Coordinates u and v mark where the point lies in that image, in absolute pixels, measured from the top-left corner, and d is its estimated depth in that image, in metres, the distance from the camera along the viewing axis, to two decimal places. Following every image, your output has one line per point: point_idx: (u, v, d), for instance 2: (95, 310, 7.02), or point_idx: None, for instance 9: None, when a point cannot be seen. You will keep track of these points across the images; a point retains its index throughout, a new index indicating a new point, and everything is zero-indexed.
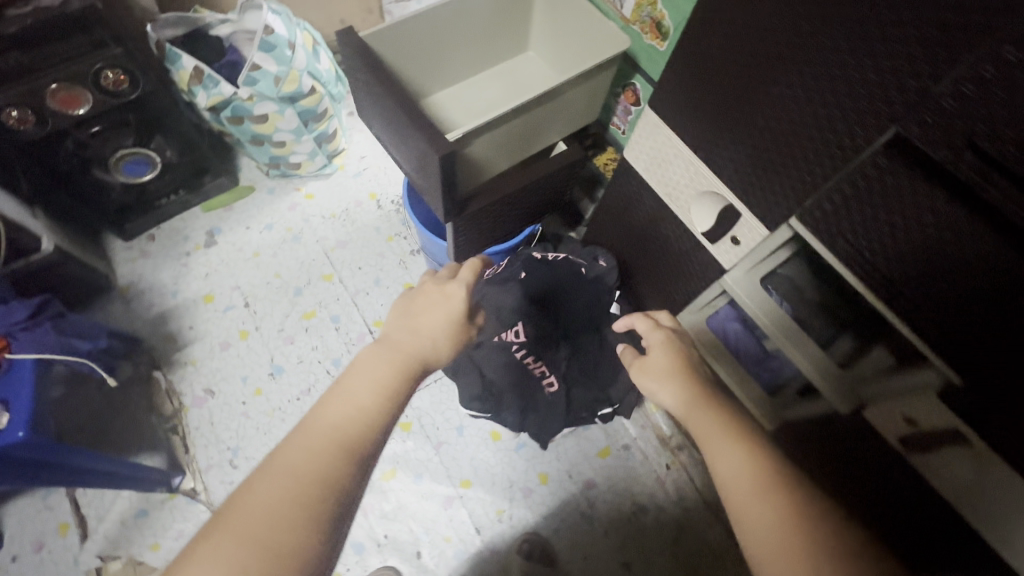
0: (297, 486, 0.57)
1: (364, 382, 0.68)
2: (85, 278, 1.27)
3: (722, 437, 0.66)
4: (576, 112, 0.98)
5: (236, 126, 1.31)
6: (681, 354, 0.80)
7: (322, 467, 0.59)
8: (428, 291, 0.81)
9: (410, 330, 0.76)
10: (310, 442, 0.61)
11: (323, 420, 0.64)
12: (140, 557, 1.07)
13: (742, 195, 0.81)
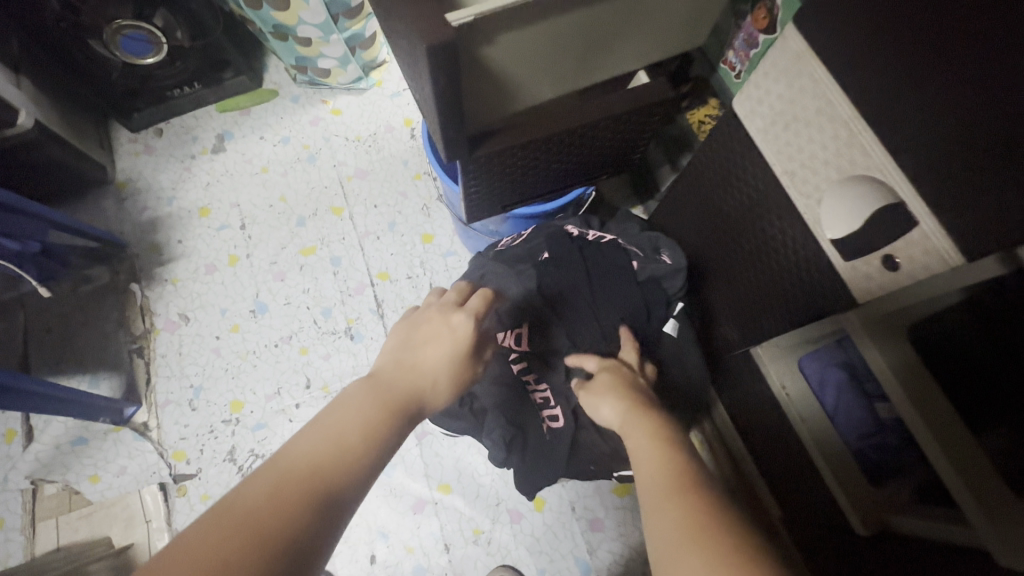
0: (239, 542, 0.35)
1: (351, 415, 0.48)
2: (75, 165, 1.13)
3: (649, 448, 0.49)
4: (672, 29, 0.66)
5: (254, 10, 1.08)
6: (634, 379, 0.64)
7: (282, 520, 0.38)
8: (426, 323, 0.60)
9: (401, 367, 0.55)
10: (266, 487, 0.40)
11: (290, 455, 0.43)
12: (72, 487, 0.97)
13: (926, 189, 0.48)
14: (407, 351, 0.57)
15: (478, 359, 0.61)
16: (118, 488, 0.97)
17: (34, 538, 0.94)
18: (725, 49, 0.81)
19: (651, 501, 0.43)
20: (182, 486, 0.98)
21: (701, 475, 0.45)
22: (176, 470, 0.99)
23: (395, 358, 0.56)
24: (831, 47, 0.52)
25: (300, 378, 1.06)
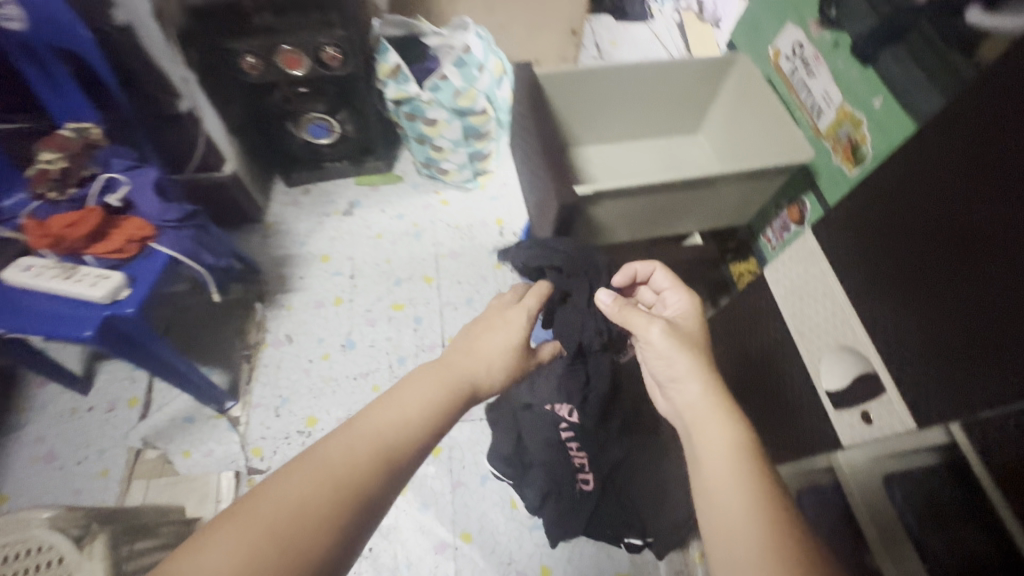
0: (328, 486, 0.54)
1: (416, 399, 0.64)
2: (244, 205, 1.45)
3: (723, 441, 0.59)
4: (723, 212, 0.92)
5: (409, 121, 1.42)
6: (700, 344, 0.69)
7: (366, 478, 0.56)
8: (491, 318, 0.76)
9: (466, 352, 0.71)
10: (342, 447, 0.57)
11: (365, 429, 0.59)
12: (159, 457, 1.16)
13: (892, 369, 0.65)
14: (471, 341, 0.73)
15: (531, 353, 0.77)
16: (203, 467, 1.16)
17: (127, 492, 1.12)
18: (766, 226, 1.05)
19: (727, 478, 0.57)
20: (252, 478, 1.16)
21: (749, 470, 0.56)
22: (250, 463, 1.17)
23: (464, 346, 0.73)
24: (831, 247, 0.74)
25: None
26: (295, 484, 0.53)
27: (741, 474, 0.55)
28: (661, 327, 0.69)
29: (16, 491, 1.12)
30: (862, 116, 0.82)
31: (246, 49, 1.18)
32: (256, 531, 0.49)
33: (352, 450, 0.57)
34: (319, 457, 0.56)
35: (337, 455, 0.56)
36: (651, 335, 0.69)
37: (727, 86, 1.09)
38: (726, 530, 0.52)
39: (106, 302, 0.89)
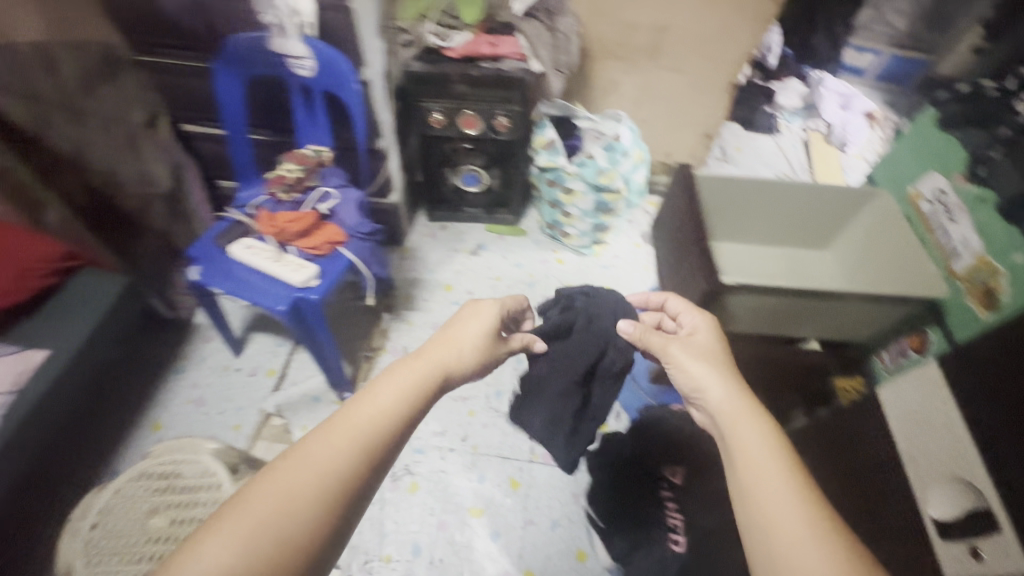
0: (314, 486, 0.54)
1: (400, 391, 0.64)
2: (393, 229, 1.67)
3: (758, 437, 0.62)
4: (841, 323, 1.02)
5: (547, 187, 1.60)
6: (715, 355, 0.74)
7: (349, 478, 0.56)
8: (470, 310, 0.81)
9: (450, 343, 0.74)
10: (327, 450, 0.56)
11: (346, 430, 0.58)
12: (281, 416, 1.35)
13: (1013, 513, 0.66)
14: (451, 330, 0.77)
15: (500, 338, 0.81)
16: None
17: (252, 449, 1.30)
18: (882, 347, 1.09)
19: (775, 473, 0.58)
20: None
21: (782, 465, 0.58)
22: None
23: (440, 338, 0.76)
24: (958, 374, 0.79)
25: (460, 431, 1.36)
26: (279, 492, 0.52)
27: (783, 481, 0.57)
28: (676, 343, 0.76)
29: (171, 421, 1.33)
30: (1003, 268, 0.87)
31: (439, 110, 1.43)
32: (241, 534, 0.49)
33: (335, 452, 0.56)
34: (300, 460, 0.55)
35: (320, 460, 0.55)
36: (668, 349, 0.76)
37: (864, 211, 1.19)
38: (770, 525, 0.54)
39: (299, 286, 1.09)
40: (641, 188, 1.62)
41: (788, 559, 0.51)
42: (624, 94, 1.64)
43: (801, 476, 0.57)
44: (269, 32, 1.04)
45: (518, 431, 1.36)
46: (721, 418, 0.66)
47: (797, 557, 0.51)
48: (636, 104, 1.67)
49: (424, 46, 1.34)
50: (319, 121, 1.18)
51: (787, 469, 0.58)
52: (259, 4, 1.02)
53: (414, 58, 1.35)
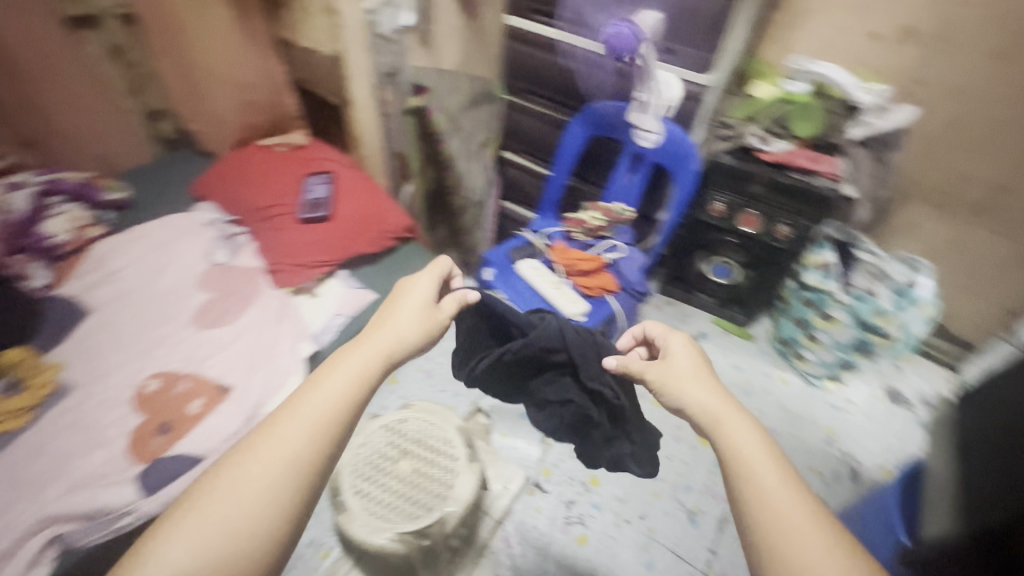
0: (258, 481, 0.55)
1: (352, 378, 0.63)
2: None
3: (747, 436, 0.60)
4: None
5: (801, 305, 1.51)
6: (698, 377, 0.68)
7: (296, 472, 0.56)
8: (403, 290, 0.76)
9: (392, 320, 0.71)
10: (259, 448, 0.56)
11: (292, 427, 0.58)
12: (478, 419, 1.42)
13: None
14: (391, 304, 0.75)
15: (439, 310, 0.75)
16: (508, 456, 1.40)
17: None
18: None
19: (772, 479, 0.55)
20: (534, 489, 1.35)
21: (770, 468, 0.56)
22: (540, 479, 1.37)
23: (379, 318, 0.72)
24: None
25: (641, 507, 1.34)
26: (230, 491, 0.54)
27: (783, 483, 0.55)
28: (655, 369, 0.70)
29: (404, 377, 1.53)
30: None
31: (726, 201, 1.46)
32: (204, 531, 0.52)
33: (287, 451, 0.56)
34: (253, 460, 0.56)
35: (272, 459, 0.56)
36: (646, 377, 0.71)
37: None
38: (777, 534, 0.51)
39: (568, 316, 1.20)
40: (913, 341, 1.47)
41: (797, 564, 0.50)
42: (926, 239, 1.50)
43: (796, 482, 0.55)
44: (633, 106, 1.15)
45: (701, 537, 1.29)
46: (706, 422, 0.63)
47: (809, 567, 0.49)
48: (935, 253, 1.51)
49: (740, 145, 1.38)
50: (633, 184, 1.30)
51: (779, 474, 0.56)
52: (640, 80, 1.11)
53: (725, 151, 1.39)
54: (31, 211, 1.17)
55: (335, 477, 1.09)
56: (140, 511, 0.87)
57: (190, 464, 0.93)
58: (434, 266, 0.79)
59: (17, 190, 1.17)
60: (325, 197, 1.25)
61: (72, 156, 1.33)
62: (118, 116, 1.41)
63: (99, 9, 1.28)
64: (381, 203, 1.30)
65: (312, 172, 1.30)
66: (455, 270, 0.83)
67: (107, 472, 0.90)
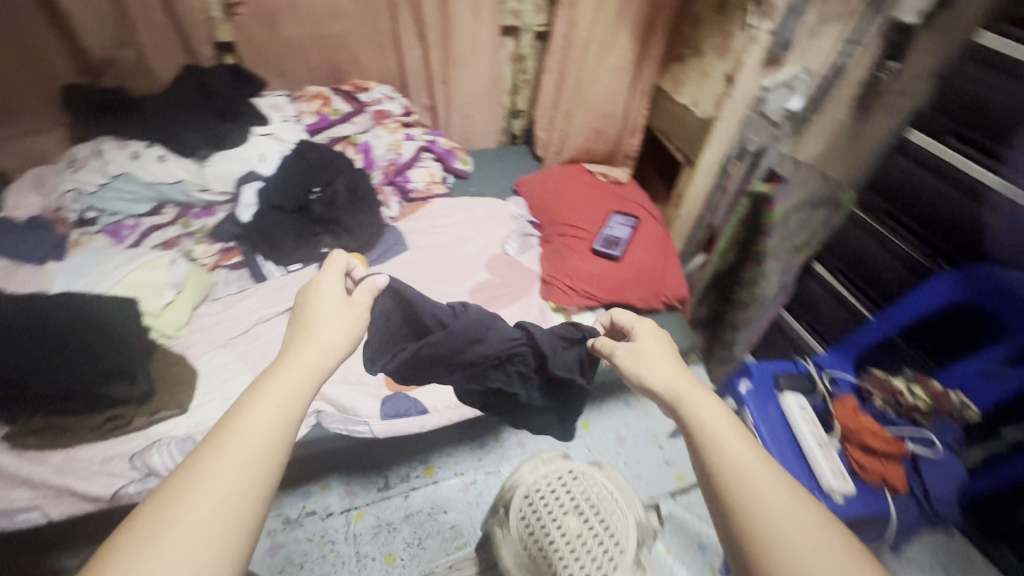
0: (189, 527, 0.44)
1: (286, 401, 0.54)
2: None
3: (717, 412, 0.57)
4: None
5: None
6: (667, 355, 0.67)
7: (225, 518, 0.46)
8: (305, 296, 0.68)
9: (310, 328, 0.63)
10: (191, 483, 0.46)
11: (223, 457, 0.48)
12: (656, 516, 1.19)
13: None
14: (305, 310, 0.66)
15: (352, 294, 0.71)
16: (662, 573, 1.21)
17: None
18: None
19: (739, 451, 0.52)
20: None
21: (741, 443, 0.53)
22: None
23: (297, 330, 0.63)
24: None
25: None
26: (165, 551, 0.42)
27: (749, 449, 0.52)
28: (625, 350, 0.70)
29: (596, 431, 1.47)
30: None
31: None
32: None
33: (226, 492, 0.47)
34: (184, 503, 0.45)
35: (207, 501, 0.46)
36: (615, 356, 0.71)
37: None
38: (750, 500, 0.48)
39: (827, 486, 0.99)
40: None
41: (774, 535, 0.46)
42: None
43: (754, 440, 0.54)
44: None
45: None
46: (669, 394, 0.61)
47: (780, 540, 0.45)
48: None
49: None
50: (999, 386, 0.98)
51: (742, 435, 0.54)
52: None
53: None
54: (410, 159, 1.45)
55: (511, 485, 1.12)
56: (370, 427, 1.00)
57: (418, 410, 1.04)
58: (330, 266, 0.71)
59: (409, 141, 1.46)
60: (622, 238, 1.26)
61: (450, 127, 1.64)
62: (494, 110, 1.64)
63: (526, 24, 1.53)
64: (667, 266, 1.26)
65: (620, 210, 1.32)
66: (354, 264, 0.75)
67: (363, 380, 1.05)
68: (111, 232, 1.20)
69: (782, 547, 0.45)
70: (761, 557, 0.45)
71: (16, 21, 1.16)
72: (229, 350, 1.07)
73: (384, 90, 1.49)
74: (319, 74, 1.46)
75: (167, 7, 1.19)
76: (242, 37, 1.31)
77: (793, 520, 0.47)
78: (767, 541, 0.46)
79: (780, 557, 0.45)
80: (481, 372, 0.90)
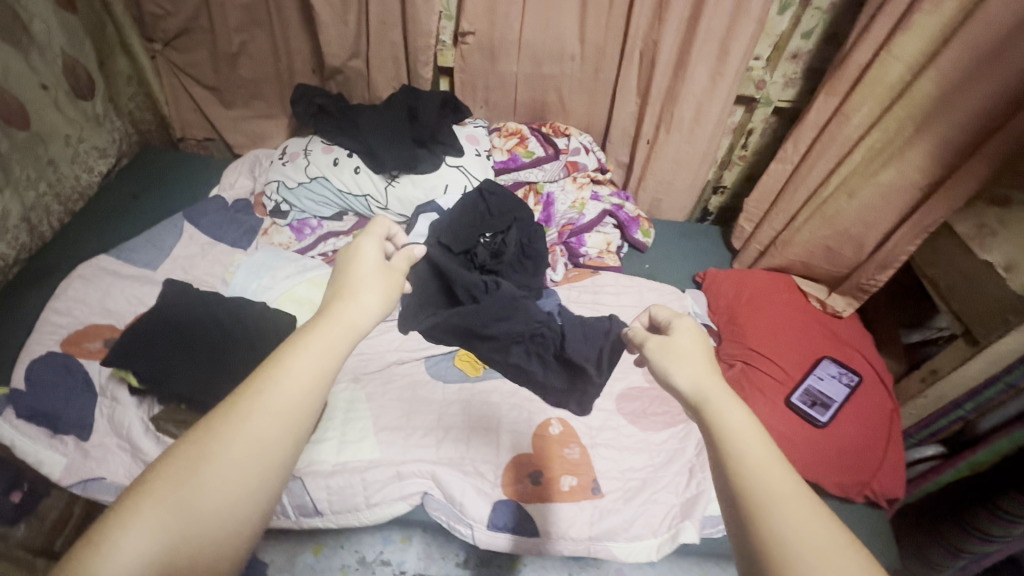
0: (230, 456, 0.49)
1: (324, 352, 0.56)
2: None
3: (743, 419, 0.54)
4: None
5: None
6: (704, 357, 0.62)
7: (263, 455, 0.50)
8: (348, 255, 0.67)
9: (351, 290, 0.63)
10: (236, 420, 0.50)
11: (262, 404, 0.51)
12: None
13: None
14: (343, 271, 0.66)
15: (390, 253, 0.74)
16: None
17: None
18: None
19: (763, 467, 0.50)
20: None
21: (762, 459, 0.50)
22: None
23: (334, 292, 0.63)
24: None
25: None
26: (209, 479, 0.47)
27: (768, 457, 0.51)
28: (656, 342, 0.64)
29: None
30: None
31: None
32: (166, 519, 0.45)
33: (260, 436, 0.50)
34: (221, 441, 0.49)
35: (245, 440, 0.50)
36: (645, 347, 0.65)
37: None
38: (771, 510, 0.47)
39: None
40: None
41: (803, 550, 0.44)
42: None
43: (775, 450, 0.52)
44: None
45: None
46: (695, 398, 0.57)
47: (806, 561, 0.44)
48: None
49: None
50: None
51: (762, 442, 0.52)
52: None
53: None
54: (591, 222, 1.31)
55: None
56: (474, 532, 0.90)
57: (532, 531, 0.90)
58: (372, 233, 0.70)
59: (594, 200, 1.33)
60: (833, 398, 0.99)
61: (641, 191, 1.46)
62: (697, 183, 1.43)
63: (768, 97, 1.30)
64: (885, 453, 0.97)
65: (836, 358, 1.05)
66: (395, 233, 0.76)
67: (483, 474, 0.95)
68: (295, 228, 1.24)
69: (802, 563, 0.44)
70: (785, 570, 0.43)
71: (277, 20, 1.24)
72: (360, 387, 1.02)
73: (584, 140, 1.37)
74: (523, 110, 1.38)
75: (403, 26, 1.20)
76: (463, 65, 1.27)
77: (813, 533, 0.45)
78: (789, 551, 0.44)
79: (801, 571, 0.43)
80: (506, 345, 1.03)
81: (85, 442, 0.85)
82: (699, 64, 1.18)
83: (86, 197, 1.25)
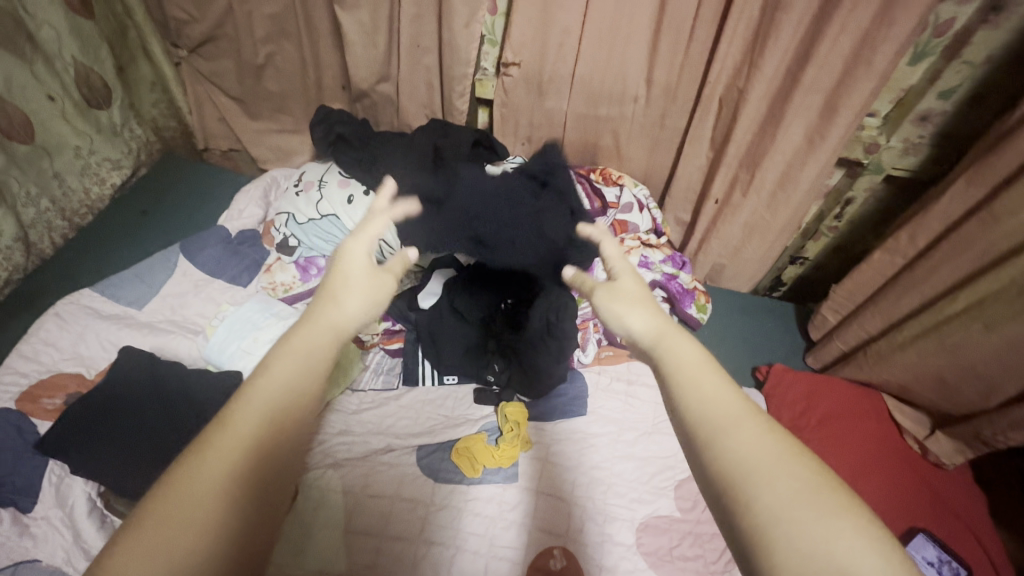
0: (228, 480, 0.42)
1: (310, 360, 0.50)
2: None
3: (692, 353, 0.52)
4: None
5: None
6: (645, 301, 0.60)
7: (261, 476, 0.43)
8: (336, 257, 0.60)
9: (332, 295, 0.56)
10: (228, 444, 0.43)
11: (250, 424, 0.44)
12: None
13: None
14: (327, 275, 0.59)
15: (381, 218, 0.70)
16: None
17: None
18: None
19: (707, 402, 0.47)
20: None
21: (706, 391, 0.48)
22: None
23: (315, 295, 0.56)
24: None
25: None
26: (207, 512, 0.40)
27: (711, 382, 0.49)
28: (603, 288, 0.63)
29: None
30: None
31: None
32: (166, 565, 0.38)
33: (255, 457, 0.43)
34: (218, 461, 0.42)
35: (237, 461, 0.43)
36: (592, 296, 0.64)
37: None
38: (725, 438, 0.45)
39: None
40: None
41: (752, 470, 0.43)
42: None
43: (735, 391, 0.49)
44: None
45: None
46: (648, 341, 0.56)
47: (753, 482, 0.42)
48: None
49: None
50: None
51: (714, 375, 0.50)
52: None
53: None
54: None
55: None
56: None
57: None
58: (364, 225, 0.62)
59: (643, 268, 1.13)
60: None
61: (701, 254, 1.23)
62: (773, 255, 1.18)
63: (878, 163, 1.04)
64: None
65: (931, 533, 0.82)
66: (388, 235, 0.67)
67: None
68: (300, 267, 1.09)
69: (757, 486, 0.42)
70: (745, 497, 0.41)
71: (305, 33, 1.11)
72: (338, 474, 0.90)
73: (639, 193, 1.16)
74: (571, 150, 1.17)
75: (440, 52, 1.03)
76: (504, 98, 1.09)
77: (765, 452, 0.43)
78: (749, 485, 0.42)
79: (746, 485, 0.42)
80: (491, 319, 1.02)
81: (25, 514, 0.76)
82: (797, 119, 0.93)
83: (96, 212, 1.18)
